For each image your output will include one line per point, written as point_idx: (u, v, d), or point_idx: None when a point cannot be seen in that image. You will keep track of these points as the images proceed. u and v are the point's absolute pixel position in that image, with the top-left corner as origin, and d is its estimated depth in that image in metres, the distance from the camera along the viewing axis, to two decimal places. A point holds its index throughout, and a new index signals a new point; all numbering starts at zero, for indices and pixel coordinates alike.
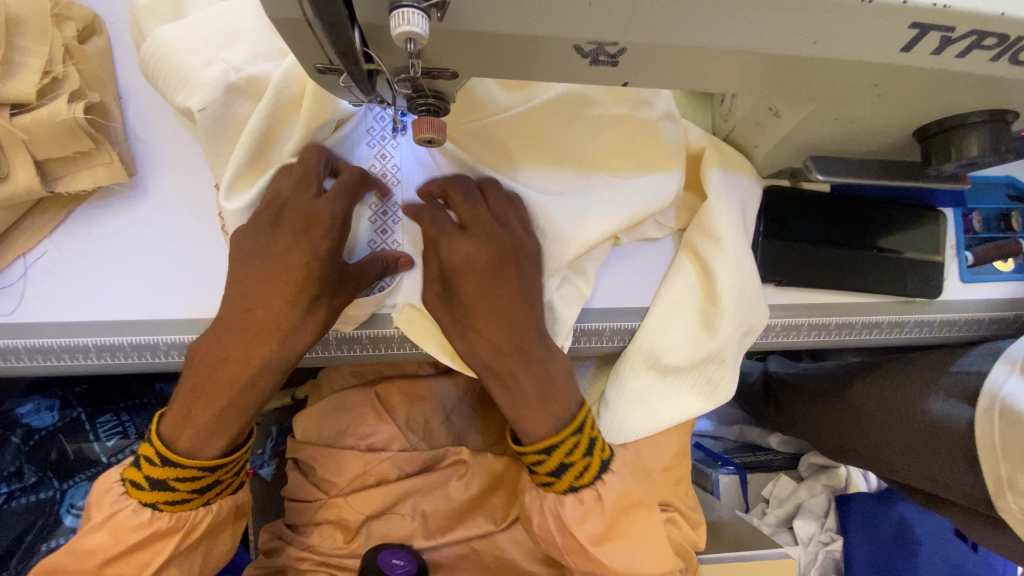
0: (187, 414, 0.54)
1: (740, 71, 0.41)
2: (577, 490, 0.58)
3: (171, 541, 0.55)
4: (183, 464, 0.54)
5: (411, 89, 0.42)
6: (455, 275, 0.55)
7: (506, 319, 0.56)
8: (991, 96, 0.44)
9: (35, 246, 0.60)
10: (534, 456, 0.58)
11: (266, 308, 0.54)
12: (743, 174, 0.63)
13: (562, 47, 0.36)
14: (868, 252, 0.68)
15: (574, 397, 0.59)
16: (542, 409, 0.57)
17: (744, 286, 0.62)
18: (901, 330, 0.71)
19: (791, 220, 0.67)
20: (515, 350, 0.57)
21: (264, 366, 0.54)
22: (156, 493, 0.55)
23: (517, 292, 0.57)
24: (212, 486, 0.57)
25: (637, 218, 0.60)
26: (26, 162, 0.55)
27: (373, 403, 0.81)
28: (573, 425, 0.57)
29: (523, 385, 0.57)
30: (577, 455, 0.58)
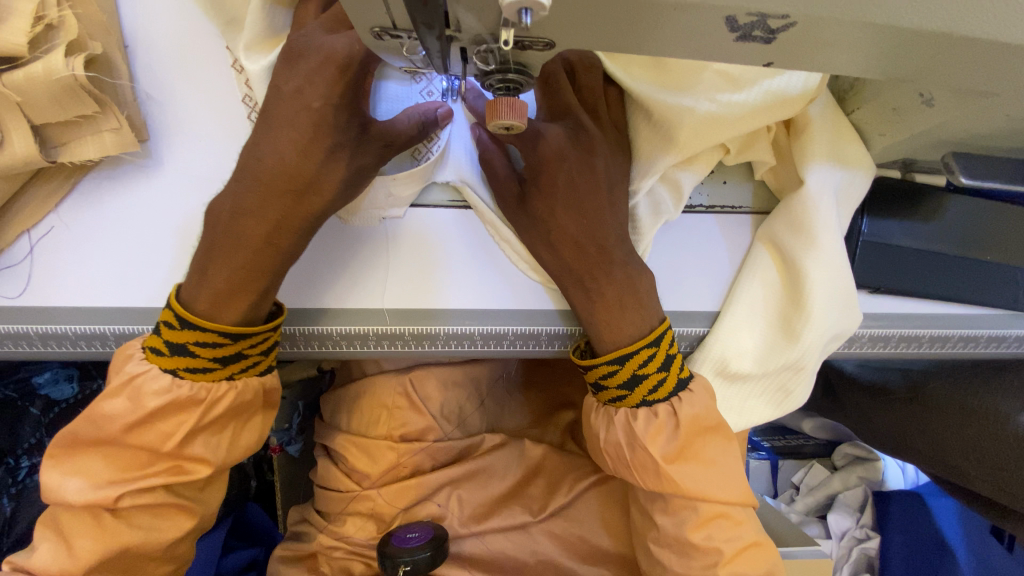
0: (201, 271, 0.47)
1: (913, 59, 0.32)
2: (651, 404, 0.52)
3: (194, 415, 0.48)
4: (202, 327, 0.47)
5: (491, 61, 0.33)
6: (541, 167, 0.52)
7: (586, 211, 0.52)
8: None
9: (40, 220, 0.53)
10: (604, 369, 0.53)
11: (277, 154, 0.45)
12: (857, 168, 0.55)
13: (711, 17, 0.28)
14: (973, 258, 0.59)
15: (656, 310, 0.53)
16: (619, 317, 0.52)
17: (834, 289, 0.55)
18: (1001, 344, 0.62)
19: (891, 218, 0.59)
20: (597, 252, 0.52)
21: (284, 222, 0.47)
22: (174, 360, 0.47)
23: (605, 186, 0.52)
24: (237, 358, 0.49)
25: (741, 118, 0.50)
26: (22, 128, 0.47)
27: (407, 391, 0.72)
28: (651, 338, 0.51)
29: (603, 291, 0.52)
30: (651, 364, 0.52)
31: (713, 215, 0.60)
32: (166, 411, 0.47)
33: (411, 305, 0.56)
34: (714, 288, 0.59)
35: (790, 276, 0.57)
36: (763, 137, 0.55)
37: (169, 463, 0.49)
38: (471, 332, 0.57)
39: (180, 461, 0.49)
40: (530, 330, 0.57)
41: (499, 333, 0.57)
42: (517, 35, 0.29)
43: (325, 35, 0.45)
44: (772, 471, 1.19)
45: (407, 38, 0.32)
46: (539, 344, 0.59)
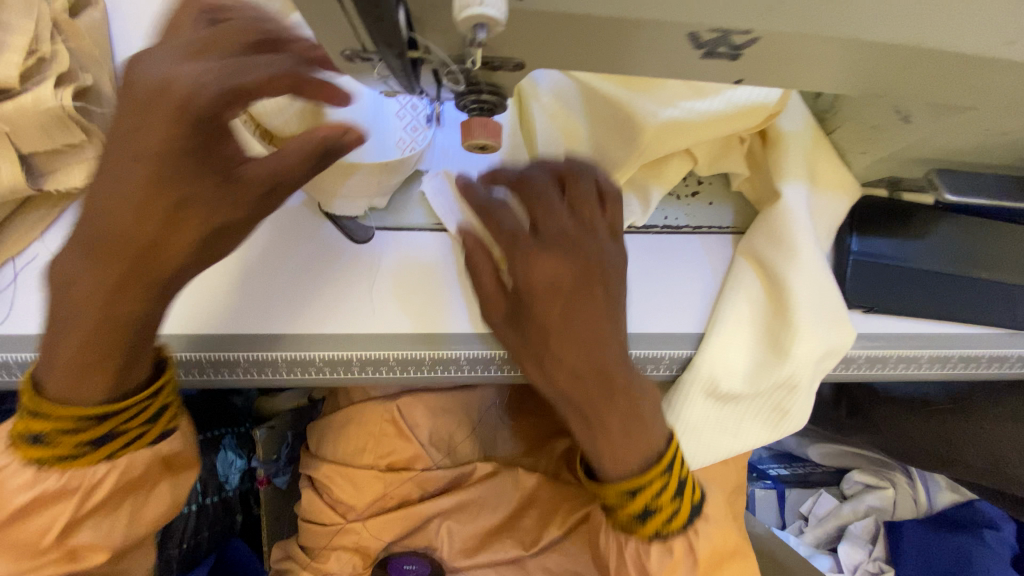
0: (70, 285, 0.43)
1: (889, 73, 0.32)
2: (665, 537, 0.51)
3: (68, 505, 0.46)
4: (58, 415, 0.45)
5: (462, 82, 0.34)
6: (532, 299, 0.49)
7: (586, 342, 0.49)
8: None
9: (24, 248, 0.53)
10: (615, 497, 0.51)
11: (150, 147, 0.38)
12: (836, 182, 0.55)
13: (673, 34, 0.28)
14: (971, 276, 0.58)
15: (663, 431, 0.51)
16: (622, 446, 0.49)
17: (819, 301, 0.55)
18: (1003, 364, 0.61)
19: (881, 236, 0.58)
20: (596, 377, 0.49)
21: (141, 218, 0.40)
22: (33, 452, 0.45)
23: (598, 257, 0.50)
24: (111, 439, 0.47)
25: (704, 124, 0.49)
26: (9, 157, 0.47)
27: (395, 418, 0.70)
28: (664, 464, 0.49)
29: (606, 422, 0.49)
30: (664, 494, 0.50)
31: (697, 237, 0.59)
32: (35, 507, 0.46)
33: (389, 330, 0.55)
34: (701, 310, 0.58)
35: (772, 289, 0.56)
36: (736, 149, 0.55)
37: (59, 552, 0.48)
38: (459, 357, 0.56)
39: (70, 549, 0.48)
40: None
41: (486, 358, 0.56)
42: (482, 56, 0.30)
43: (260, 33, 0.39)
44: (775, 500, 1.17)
45: (376, 60, 0.33)
46: None
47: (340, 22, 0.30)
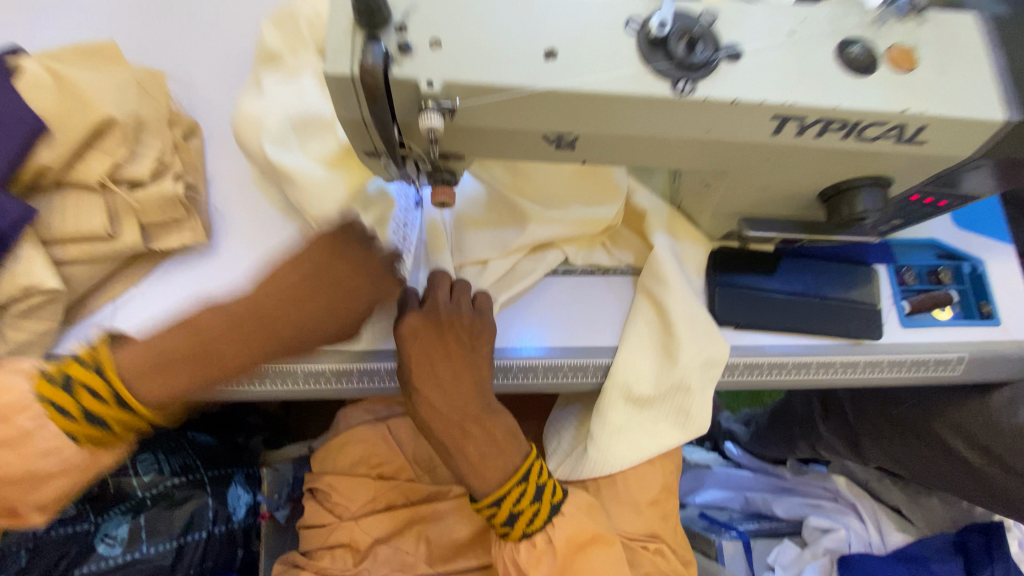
0: (156, 381, 0.65)
1: (668, 154, 0.57)
2: (530, 536, 0.71)
3: (67, 481, 0.68)
4: (116, 424, 0.65)
5: (432, 166, 0.58)
6: (404, 347, 0.70)
7: (449, 386, 0.70)
8: (871, 168, 0.58)
9: (125, 292, 0.74)
10: (489, 510, 0.70)
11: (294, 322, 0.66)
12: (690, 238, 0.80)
13: (534, 135, 0.54)
14: (813, 299, 0.79)
15: (521, 449, 0.71)
16: (485, 464, 0.69)
17: (695, 321, 0.75)
18: (854, 369, 0.80)
19: (741, 273, 0.80)
20: (458, 416, 0.70)
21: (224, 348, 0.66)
22: (76, 432, 0.65)
23: (470, 369, 0.70)
24: (124, 436, 0.68)
25: (575, 220, 0.76)
26: (133, 224, 0.71)
27: (383, 435, 0.86)
28: (519, 473, 0.69)
29: (468, 452, 0.69)
30: (523, 501, 0.70)
31: (606, 277, 0.81)
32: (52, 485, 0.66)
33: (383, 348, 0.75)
34: (614, 330, 0.78)
35: (663, 317, 0.76)
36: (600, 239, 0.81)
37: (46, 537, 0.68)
38: None
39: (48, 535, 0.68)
40: None
41: None
42: (439, 147, 0.55)
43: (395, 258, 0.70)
44: (747, 551, 1.22)
45: (382, 156, 0.58)
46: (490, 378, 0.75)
47: (362, 136, 0.55)
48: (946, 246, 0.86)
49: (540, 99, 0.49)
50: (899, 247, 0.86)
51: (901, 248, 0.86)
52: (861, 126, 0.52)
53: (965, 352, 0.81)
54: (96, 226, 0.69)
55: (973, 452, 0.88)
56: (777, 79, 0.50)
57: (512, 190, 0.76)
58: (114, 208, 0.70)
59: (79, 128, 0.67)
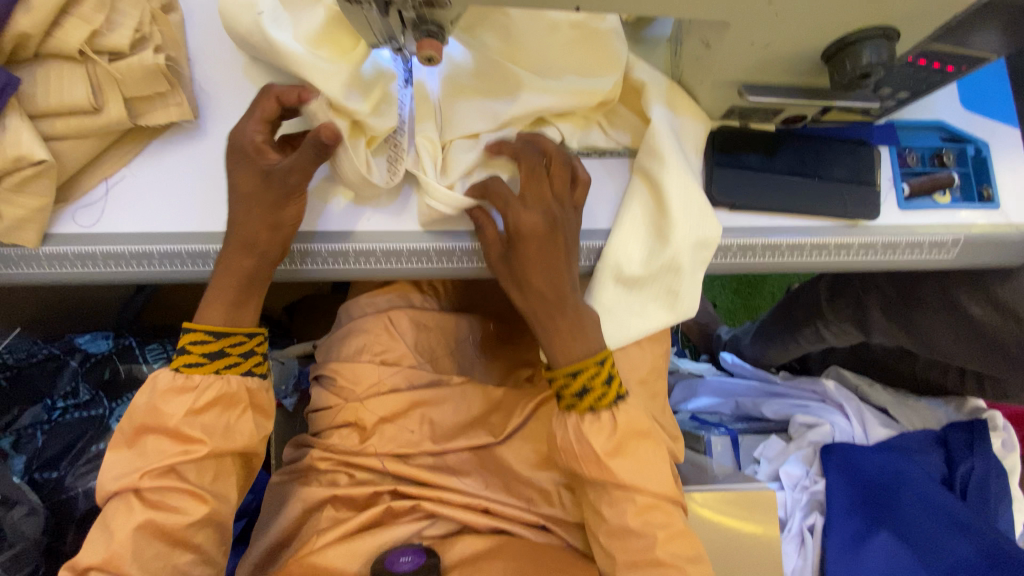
0: (205, 311, 0.72)
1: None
2: (597, 409, 0.71)
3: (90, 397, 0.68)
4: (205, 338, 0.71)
5: (416, 17, 0.59)
6: (520, 237, 0.69)
7: (556, 271, 0.70)
8: (872, 13, 0.57)
9: (115, 172, 0.74)
10: (562, 379, 0.72)
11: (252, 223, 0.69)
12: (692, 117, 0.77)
13: None
14: (812, 179, 0.78)
15: (598, 339, 0.72)
16: (569, 342, 0.71)
17: (690, 201, 0.74)
18: (849, 251, 0.80)
19: (739, 153, 0.79)
20: (554, 297, 0.71)
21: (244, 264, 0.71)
22: (177, 360, 0.71)
23: (564, 249, 0.71)
24: (221, 357, 0.71)
25: (569, 90, 0.74)
26: (117, 98, 0.69)
27: (386, 324, 0.89)
28: (595, 357, 0.71)
29: (557, 325, 0.71)
30: (596, 378, 0.71)
31: (602, 161, 0.80)
32: (95, 414, 0.67)
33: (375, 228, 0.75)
34: (609, 211, 0.78)
35: (655, 193, 0.75)
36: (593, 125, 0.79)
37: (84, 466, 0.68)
38: (427, 248, 0.75)
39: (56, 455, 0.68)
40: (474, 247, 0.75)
41: (449, 250, 0.75)
42: None
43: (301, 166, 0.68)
44: (734, 446, 1.29)
45: (366, 4, 0.58)
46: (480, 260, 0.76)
47: None
48: (952, 128, 0.84)
49: None
50: (903, 130, 0.85)
51: (905, 130, 0.85)
52: None
53: (963, 236, 0.80)
54: (80, 98, 0.68)
55: (988, 312, 0.88)
56: None
57: (497, 53, 0.74)
58: (95, 80, 0.69)
59: None
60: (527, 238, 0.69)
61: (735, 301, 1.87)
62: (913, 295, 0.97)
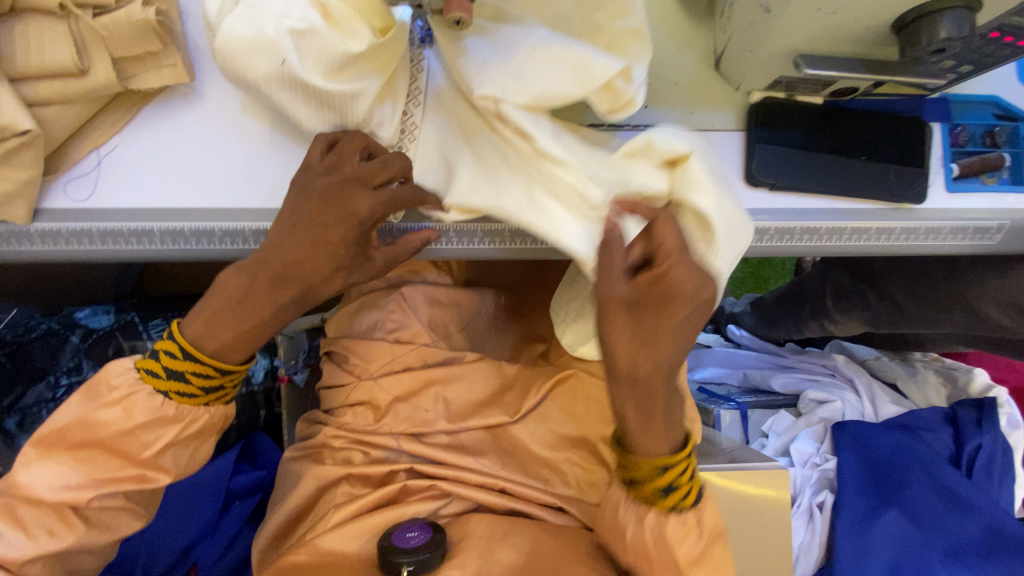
0: (212, 326, 0.61)
1: None
2: (681, 512, 0.65)
3: (168, 425, 0.63)
4: (202, 361, 0.61)
5: None
6: (642, 300, 0.56)
7: (657, 344, 0.57)
8: None
9: (106, 140, 0.68)
10: (647, 473, 0.64)
11: (305, 256, 0.59)
12: (724, 100, 0.74)
13: None
14: (857, 158, 0.73)
15: (678, 435, 0.64)
16: (657, 434, 0.62)
17: (727, 217, 0.62)
18: (890, 236, 0.76)
19: (783, 127, 0.73)
20: (658, 377, 0.58)
21: (285, 305, 0.61)
22: (168, 383, 0.62)
23: (680, 325, 0.57)
24: (216, 388, 0.65)
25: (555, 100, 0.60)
26: (104, 58, 0.62)
27: (399, 301, 0.85)
28: (683, 452, 0.64)
29: (670, 407, 0.61)
30: (683, 475, 0.64)
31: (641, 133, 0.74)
32: (149, 424, 0.63)
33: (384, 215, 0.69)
34: None
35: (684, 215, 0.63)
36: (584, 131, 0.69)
37: (136, 471, 0.64)
38: (446, 229, 0.70)
39: (148, 471, 0.64)
40: (496, 227, 0.70)
41: (470, 231, 0.70)
42: None
43: (368, 192, 0.59)
44: (743, 419, 1.28)
45: None
46: (503, 240, 0.71)
47: None
48: (1006, 105, 0.78)
49: None
50: (957, 104, 0.78)
51: (959, 105, 0.78)
52: None
53: (1007, 220, 0.76)
54: (65, 60, 0.61)
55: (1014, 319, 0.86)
56: None
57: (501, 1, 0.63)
58: (80, 38, 0.61)
59: None
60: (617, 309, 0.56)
61: (745, 270, 1.85)
62: (937, 307, 0.94)
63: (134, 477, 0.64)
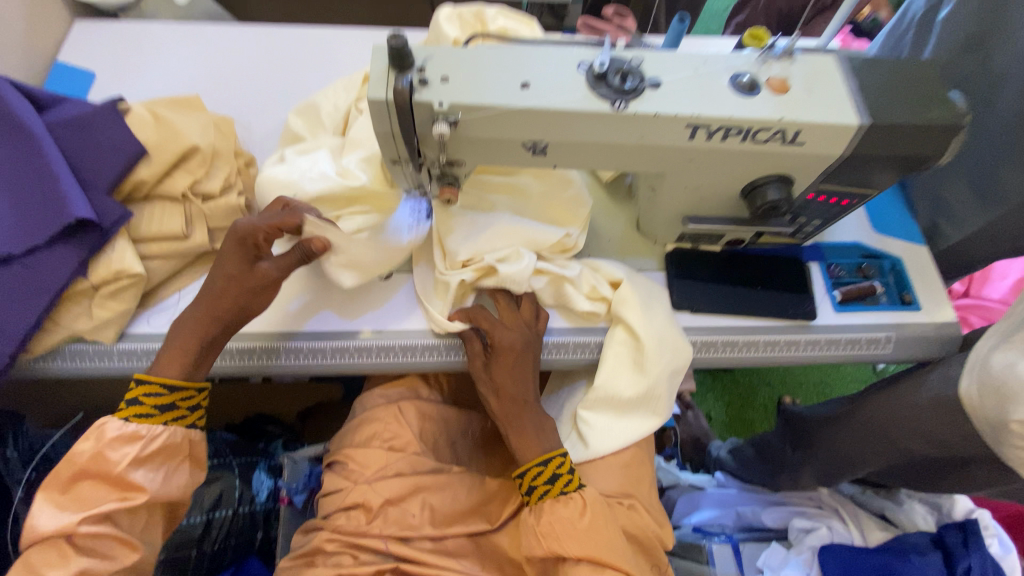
0: (162, 360, 0.80)
1: (614, 156, 0.76)
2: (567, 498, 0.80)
3: (137, 445, 0.76)
4: (146, 381, 0.78)
5: (440, 171, 0.80)
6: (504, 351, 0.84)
7: (518, 378, 0.85)
8: (775, 166, 0.77)
9: (189, 284, 0.91)
10: (533, 470, 0.81)
11: (219, 275, 0.80)
12: (648, 251, 1.00)
13: (515, 144, 0.74)
14: (756, 287, 0.95)
15: (555, 442, 0.84)
16: (535, 441, 0.83)
17: (663, 339, 0.87)
18: (797, 347, 0.94)
19: (694, 266, 0.97)
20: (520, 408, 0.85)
21: (211, 317, 0.80)
22: (129, 409, 0.77)
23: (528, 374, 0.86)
24: (170, 407, 0.79)
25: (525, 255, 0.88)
26: (203, 227, 0.89)
27: (394, 413, 0.98)
28: (556, 450, 0.82)
29: (524, 429, 0.84)
30: (562, 467, 0.81)
31: None
32: (121, 442, 0.75)
33: (385, 327, 0.90)
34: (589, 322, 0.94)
35: (630, 332, 0.88)
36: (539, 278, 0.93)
37: (118, 494, 0.75)
38: (437, 343, 0.90)
39: (127, 492, 0.75)
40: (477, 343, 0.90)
41: (456, 345, 0.90)
42: (445, 154, 0.76)
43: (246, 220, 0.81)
44: (735, 554, 1.31)
45: (405, 162, 0.78)
46: None
47: (389, 145, 0.75)
48: (867, 248, 1.02)
49: (520, 113, 0.69)
50: (829, 249, 1.02)
51: (831, 249, 1.02)
52: (753, 131, 0.71)
53: (892, 332, 0.94)
54: (174, 227, 0.87)
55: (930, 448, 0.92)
56: (687, 100, 0.70)
57: (483, 191, 0.93)
58: (189, 214, 0.89)
59: (169, 153, 0.88)
60: (503, 353, 0.84)
61: (730, 412, 1.95)
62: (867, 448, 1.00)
63: (117, 498, 0.75)
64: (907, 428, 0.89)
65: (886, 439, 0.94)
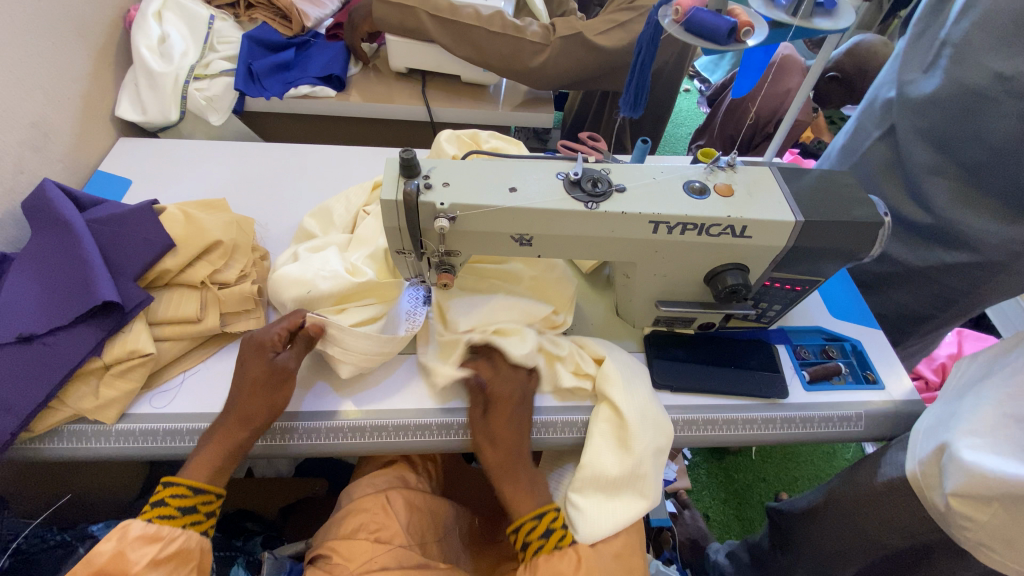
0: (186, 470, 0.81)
1: (590, 247, 0.87)
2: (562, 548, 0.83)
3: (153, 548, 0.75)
4: (177, 485, 0.80)
5: (439, 261, 0.91)
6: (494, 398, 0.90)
7: (515, 429, 0.89)
8: (731, 255, 0.89)
9: (195, 365, 0.96)
10: (529, 523, 0.83)
11: (241, 393, 0.85)
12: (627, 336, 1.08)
13: (505, 237, 0.86)
14: (729, 367, 1.02)
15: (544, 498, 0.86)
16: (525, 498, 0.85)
17: (645, 415, 0.92)
18: (774, 425, 0.98)
19: (670, 349, 1.04)
20: (508, 460, 0.87)
21: (236, 435, 0.83)
22: (153, 511, 0.78)
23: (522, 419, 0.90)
24: (190, 511, 0.80)
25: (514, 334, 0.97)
26: (216, 311, 0.96)
27: (382, 502, 0.97)
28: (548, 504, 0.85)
29: (519, 487, 0.86)
30: (555, 521, 0.84)
31: None
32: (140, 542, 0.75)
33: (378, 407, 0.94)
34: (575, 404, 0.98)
35: (614, 409, 0.93)
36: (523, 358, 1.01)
37: None
38: (430, 422, 0.93)
39: None
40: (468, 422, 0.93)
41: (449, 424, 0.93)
42: (444, 245, 0.87)
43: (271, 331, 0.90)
44: None
45: (408, 253, 0.89)
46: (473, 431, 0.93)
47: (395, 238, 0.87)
48: (829, 331, 1.11)
49: (509, 211, 0.82)
50: (795, 332, 1.12)
51: (796, 333, 1.12)
52: (707, 226, 0.84)
53: (861, 411, 1.00)
54: (189, 311, 0.95)
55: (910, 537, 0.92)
56: (649, 201, 0.83)
57: (478, 280, 1.03)
58: (205, 300, 0.97)
59: (195, 247, 0.99)
60: (502, 402, 0.90)
61: (727, 511, 1.89)
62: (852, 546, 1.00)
63: None
64: (874, 518, 0.91)
65: (858, 531, 0.96)
